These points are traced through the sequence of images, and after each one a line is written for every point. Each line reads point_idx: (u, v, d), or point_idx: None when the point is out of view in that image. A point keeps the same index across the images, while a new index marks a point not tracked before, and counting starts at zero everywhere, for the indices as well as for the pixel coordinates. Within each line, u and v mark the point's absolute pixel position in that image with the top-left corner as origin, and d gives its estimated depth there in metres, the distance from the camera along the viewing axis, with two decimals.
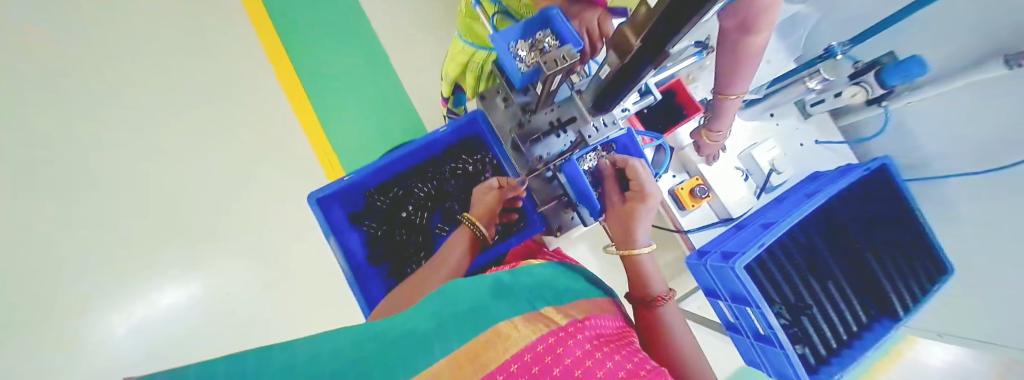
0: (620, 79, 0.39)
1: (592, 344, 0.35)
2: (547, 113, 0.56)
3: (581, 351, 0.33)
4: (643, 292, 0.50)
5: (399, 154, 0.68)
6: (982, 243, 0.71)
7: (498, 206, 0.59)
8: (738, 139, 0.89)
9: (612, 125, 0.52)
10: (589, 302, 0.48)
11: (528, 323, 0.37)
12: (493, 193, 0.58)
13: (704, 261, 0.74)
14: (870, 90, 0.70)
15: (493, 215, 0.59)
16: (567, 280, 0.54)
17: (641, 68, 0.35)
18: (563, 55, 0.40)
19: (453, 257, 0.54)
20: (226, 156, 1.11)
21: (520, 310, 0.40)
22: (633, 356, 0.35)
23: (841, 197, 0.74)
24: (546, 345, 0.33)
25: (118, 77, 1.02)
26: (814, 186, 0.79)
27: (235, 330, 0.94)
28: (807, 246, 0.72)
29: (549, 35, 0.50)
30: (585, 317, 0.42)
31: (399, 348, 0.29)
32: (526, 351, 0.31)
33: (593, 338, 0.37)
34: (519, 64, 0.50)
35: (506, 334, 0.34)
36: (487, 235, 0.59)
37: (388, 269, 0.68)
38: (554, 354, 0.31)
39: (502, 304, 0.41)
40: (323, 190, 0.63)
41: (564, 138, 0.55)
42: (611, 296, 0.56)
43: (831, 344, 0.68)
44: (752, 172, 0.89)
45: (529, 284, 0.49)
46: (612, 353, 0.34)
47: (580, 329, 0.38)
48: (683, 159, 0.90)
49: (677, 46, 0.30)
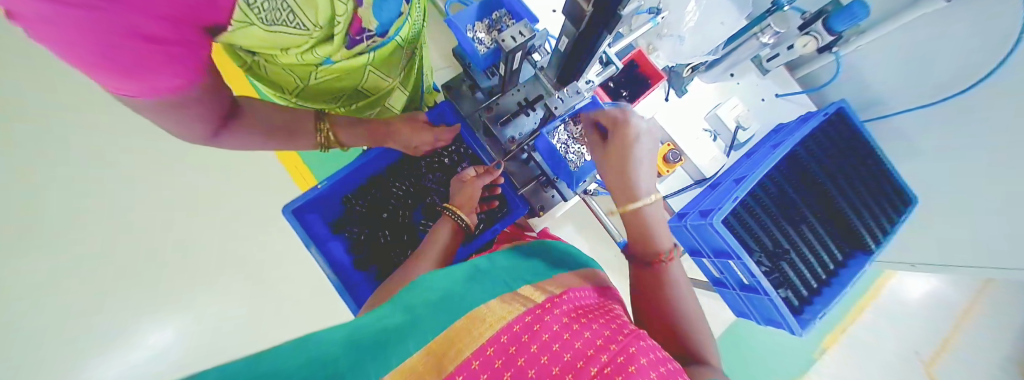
0: (579, 46, 0.38)
1: (570, 317, 0.36)
2: (513, 94, 0.54)
3: (558, 325, 0.34)
4: (646, 250, 0.53)
5: (369, 157, 0.68)
6: (949, 169, 0.74)
7: (476, 194, 0.59)
8: (703, 101, 0.93)
9: (576, 94, 0.49)
10: (572, 277, 0.50)
11: (504, 305, 0.38)
12: (469, 180, 0.58)
13: (684, 221, 0.77)
14: (819, 38, 0.72)
15: (474, 204, 0.60)
16: (545, 258, 0.55)
17: (594, 38, 0.36)
18: (519, 32, 0.40)
19: (438, 245, 0.55)
20: (197, 194, 1.18)
21: (497, 293, 0.41)
22: (609, 323, 0.37)
23: (804, 145, 0.77)
24: (523, 324, 0.33)
25: (85, 142, 1.12)
26: (779, 137, 0.83)
27: (220, 351, 1.07)
28: (776, 195, 0.76)
29: (505, 16, 0.51)
30: (563, 291, 0.43)
31: (374, 343, 0.30)
32: (502, 333, 0.32)
33: (569, 310, 0.38)
34: (479, 46, 0.49)
35: (482, 319, 0.34)
36: (470, 223, 0.58)
37: (374, 274, 0.67)
38: (531, 332, 0.32)
39: (480, 290, 0.42)
40: (297, 201, 0.61)
41: (533, 116, 0.54)
42: (594, 268, 0.57)
43: (813, 285, 0.73)
44: (720, 132, 0.92)
45: (509, 268, 0.50)
46: (590, 323, 0.36)
47: (557, 303, 0.39)
48: (654, 127, 0.93)
49: (628, 9, 0.30)
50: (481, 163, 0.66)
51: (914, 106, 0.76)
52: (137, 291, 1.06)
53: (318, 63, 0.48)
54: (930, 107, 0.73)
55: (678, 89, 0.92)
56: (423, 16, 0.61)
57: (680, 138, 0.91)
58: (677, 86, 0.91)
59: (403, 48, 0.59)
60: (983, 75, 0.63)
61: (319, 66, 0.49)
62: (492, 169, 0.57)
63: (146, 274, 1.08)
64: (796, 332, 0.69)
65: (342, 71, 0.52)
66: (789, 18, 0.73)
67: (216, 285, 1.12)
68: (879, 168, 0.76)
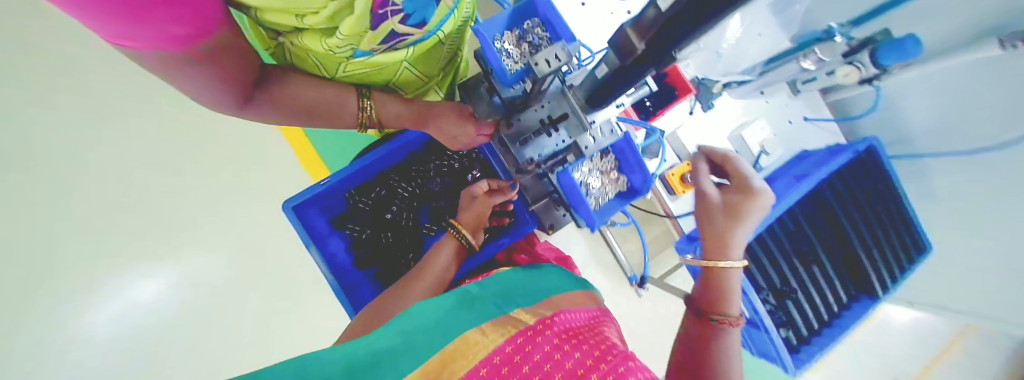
0: (620, 78, 0.33)
1: (559, 339, 0.35)
2: (536, 110, 0.46)
3: (547, 348, 0.32)
4: (710, 308, 0.49)
5: (375, 156, 0.63)
6: (975, 223, 0.71)
7: (487, 211, 0.56)
8: (727, 121, 0.90)
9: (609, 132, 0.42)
10: (560, 298, 0.48)
11: (496, 327, 0.37)
12: (482, 196, 0.55)
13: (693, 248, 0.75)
14: (862, 69, 0.65)
15: (483, 223, 0.57)
16: (539, 281, 0.54)
17: (641, 71, 0.31)
18: (555, 53, 0.33)
19: (439, 264, 0.52)
20: None
21: (488, 316, 0.40)
22: (598, 345, 0.35)
23: (829, 183, 0.73)
24: (513, 347, 0.32)
25: None
26: (803, 168, 0.79)
27: None
28: (792, 232, 0.73)
29: (537, 26, 0.38)
30: (554, 313, 0.42)
31: (363, 368, 0.27)
32: (495, 355, 0.30)
33: (560, 332, 0.37)
34: (503, 61, 0.37)
35: (473, 341, 0.33)
36: (474, 242, 0.56)
37: (375, 273, 0.66)
38: (522, 354, 0.31)
39: (470, 313, 0.40)
40: (298, 197, 0.58)
41: (556, 137, 0.46)
42: (590, 293, 0.56)
43: (814, 326, 0.72)
44: (742, 153, 0.88)
45: (497, 291, 0.49)
46: (580, 345, 0.34)
47: (548, 328, 0.37)
48: (675, 141, 0.89)
49: (686, 47, 0.26)
50: (495, 175, 0.63)
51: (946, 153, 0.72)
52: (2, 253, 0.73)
53: (347, 56, 0.37)
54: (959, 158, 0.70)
55: (704, 103, 0.87)
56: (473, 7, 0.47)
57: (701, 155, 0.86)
58: (703, 99, 0.87)
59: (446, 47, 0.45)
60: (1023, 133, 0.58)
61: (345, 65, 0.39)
62: (506, 189, 0.54)
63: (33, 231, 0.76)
64: (790, 371, 0.68)
65: (374, 72, 0.44)
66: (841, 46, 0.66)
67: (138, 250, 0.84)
68: (904, 217, 0.73)
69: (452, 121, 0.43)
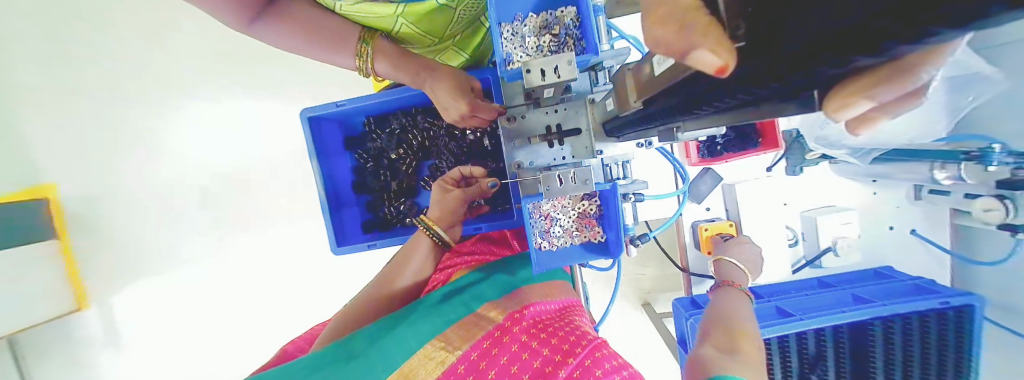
0: (633, 120, 0.26)
1: (529, 335, 0.40)
2: (548, 113, 0.40)
3: (516, 345, 0.39)
4: None
5: (389, 97, 0.61)
6: None
7: (461, 206, 0.52)
8: (810, 196, 0.73)
9: (584, 184, 0.31)
10: (541, 286, 0.49)
11: (461, 330, 0.41)
12: (457, 193, 0.51)
13: (677, 304, 0.67)
14: (1011, 215, 0.47)
15: (456, 218, 0.53)
16: (515, 269, 0.53)
17: (646, 124, 0.24)
18: (558, 66, 0.27)
19: (413, 264, 0.51)
20: None
21: (455, 317, 0.43)
22: (570, 335, 0.39)
23: (893, 323, 0.57)
24: (479, 352, 0.38)
25: None
26: (872, 288, 0.63)
27: None
28: (808, 357, 0.62)
29: (572, 22, 0.32)
30: (524, 306, 0.44)
31: None
32: (460, 363, 0.37)
33: (529, 327, 0.41)
34: (517, 52, 0.32)
35: (433, 357, 0.38)
36: (450, 240, 0.53)
37: (368, 201, 0.70)
38: (486, 360, 0.37)
39: (441, 311, 0.44)
40: (317, 111, 0.60)
41: (557, 150, 0.40)
42: (560, 282, 0.53)
43: None
44: (805, 240, 0.74)
45: (476, 278, 0.51)
46: (549, 339, 0.39)
47: (517, 321, 0.41)
48: (728, 195, 0.75)
49: (709, 119, 0.19)
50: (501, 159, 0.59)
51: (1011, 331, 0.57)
52: (121, 102, 0.96)
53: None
54: None
55: (791, 167, 0.73)
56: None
57: (751, 225, 0.72)
58: (793, 162, 0.72)
59: (471, 6, 0.38)
60: None
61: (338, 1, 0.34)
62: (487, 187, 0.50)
63: (145, 78, 0.96)
64: None
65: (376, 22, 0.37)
66: (989, 176, 0.47)
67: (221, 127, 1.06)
68: None
69: (445, 89, 0.38)
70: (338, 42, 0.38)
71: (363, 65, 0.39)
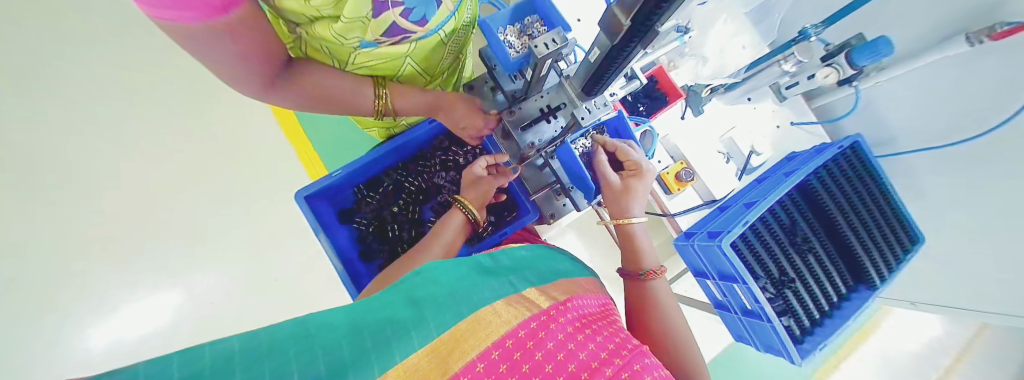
0: (608, 62, 0.38)
1: (575, 327, 0.34)
2: (536, 100, 0.51)
3: (562, 333, 0.32)
4: (635, 268, 0.55)
5: (378, 154, 0.66)
6: (962, 216, 0.70)
7: (489, 195, 0.59)
8: (718, 123, 0.93)
9: (604, 106, 0.47)
10: (582, 283, 0.49)
11: (510, 307, 0.36)
12: (486, 178, 0.58)
13: (693, 241, 0.77)
14: (841, 71, 0.70)
15: (485, 203, 0.59)
16: (553, 263, 0.54)
17: (629, 50, 0.35)
18: (552, 38, 0.38)
19: (445, 238, 0.54)
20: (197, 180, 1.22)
21: (502, 294, 0.39)
22: (612, 336, 0.34)
23: (817, 176, 0.75)
24: (528, 330, 0.31)
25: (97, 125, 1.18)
26: (793, 165, 0.82)
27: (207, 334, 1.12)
28: (784, 223, 0.75)
29: (537, 23, 0.49)
30: (569, 298, 0.40)
31: (368, 336, 0.28)
32: (508, 338, 0.30)
33: (574, 319, 0.36)
34: (509, 50, 0.47)
35: (487, 320, 0.32)
36: (481, 219, 0.58)
37: (379, 265, 0.67)
38: (536, 339, 0.30)
39: (486, 289, 0.39)
40: (310, 187, 0.61)
41: (555, 123, 0.51)
42: (586, 279, 0.52)
43: (815, 316, 0.71)
44: (734, 154, 0.93)
45: (508, 266, 0.49)
46: (594, 335, 0.33)
47: (563, 312, 0.36)
48: (669, 145, 0.93)
49: (664, 25, 0.30)
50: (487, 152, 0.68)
51: (901, 151, 0.80)
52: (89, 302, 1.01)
53: (356, 46, 0.46)
54: (913, 155, 0.77)
55: (695, 109, 0.92)
56: (471, 20, 0.58)
57: (692, 157, 0.91)
58: (694, 105, 0.92)
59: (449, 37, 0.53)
60: (978, 132, 0.65)
61: (356, 50, 0.47)
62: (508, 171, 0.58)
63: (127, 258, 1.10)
64: (795, 362, 0.67)
65: (383, 57, 0.50)
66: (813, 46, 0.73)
67: (244, 237, 1.20)
68: (898, 216, 0.73)
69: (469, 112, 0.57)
70: (356, 91, 0.54)
71: (380, 105, 0.58)
